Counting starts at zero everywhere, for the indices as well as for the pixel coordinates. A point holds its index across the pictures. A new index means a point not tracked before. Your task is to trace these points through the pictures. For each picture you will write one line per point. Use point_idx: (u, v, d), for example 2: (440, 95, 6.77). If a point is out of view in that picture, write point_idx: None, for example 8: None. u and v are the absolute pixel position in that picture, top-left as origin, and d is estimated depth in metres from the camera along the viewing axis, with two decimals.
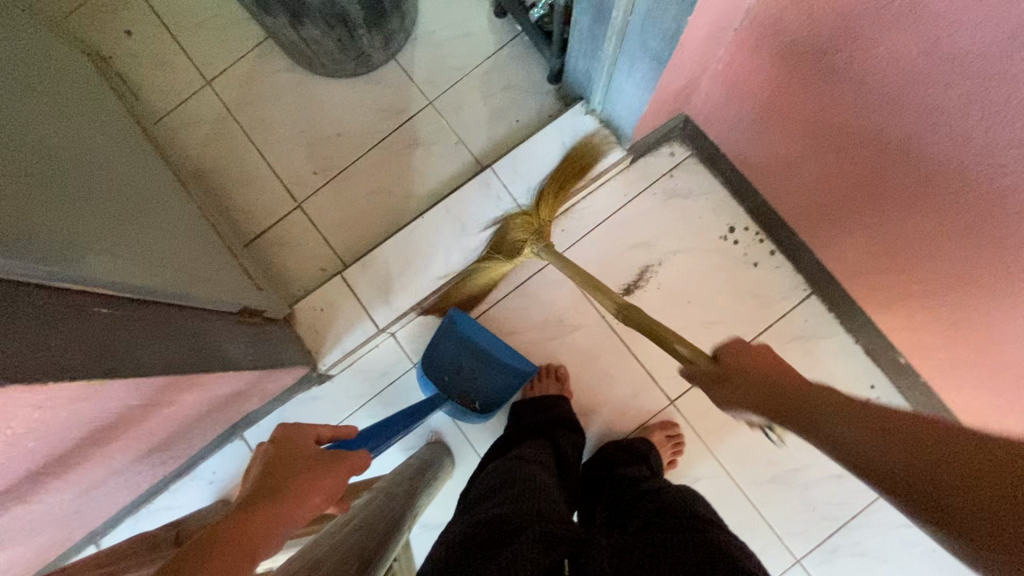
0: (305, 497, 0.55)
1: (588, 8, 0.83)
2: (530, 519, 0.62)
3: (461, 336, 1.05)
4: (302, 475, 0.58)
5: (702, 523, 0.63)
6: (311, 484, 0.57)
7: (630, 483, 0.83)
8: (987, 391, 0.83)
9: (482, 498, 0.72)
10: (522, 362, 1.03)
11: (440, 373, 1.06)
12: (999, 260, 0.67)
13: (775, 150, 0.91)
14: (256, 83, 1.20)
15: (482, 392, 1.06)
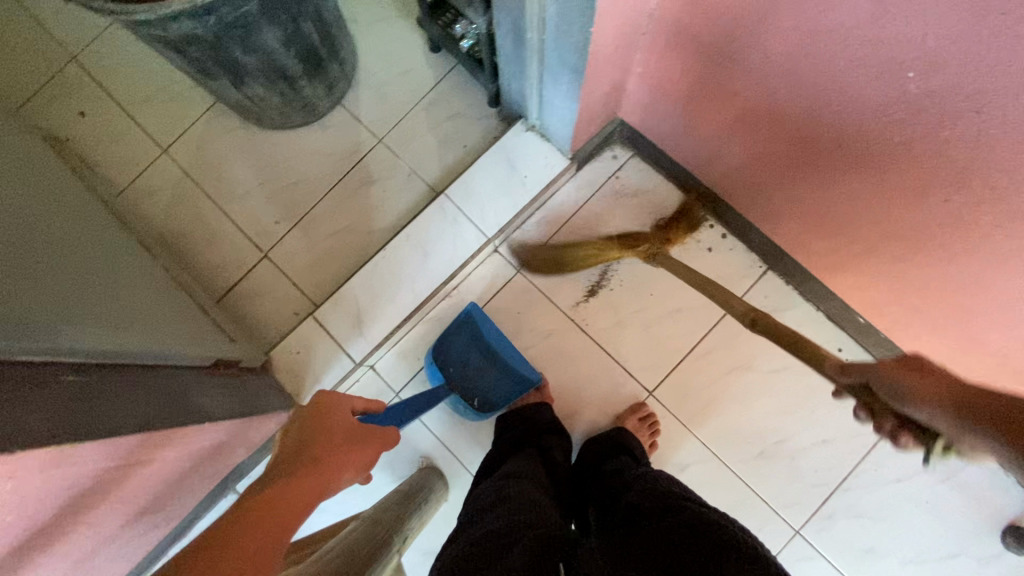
0: (332, 481, 0.61)
1: (508, 33, 0.88)
2: (523, 528, 0.64)
3: (478, 333, 1.09)
4: (335, 453, 0.64)
5: (693, 505, 0.65)
6: (339, 467, 0.63)
7: (617, 476, 0.85)
8: (946, 335, 0.86)
9: (476, 513, 0.73)
10: (529, 370, 1.07)
11: (447, 364, 1.09)
12: (921, 208, 0.71)
13: (706, 139, 0.95)
14: (210, 145, 1.24)
15: (484, 391, 1.10)
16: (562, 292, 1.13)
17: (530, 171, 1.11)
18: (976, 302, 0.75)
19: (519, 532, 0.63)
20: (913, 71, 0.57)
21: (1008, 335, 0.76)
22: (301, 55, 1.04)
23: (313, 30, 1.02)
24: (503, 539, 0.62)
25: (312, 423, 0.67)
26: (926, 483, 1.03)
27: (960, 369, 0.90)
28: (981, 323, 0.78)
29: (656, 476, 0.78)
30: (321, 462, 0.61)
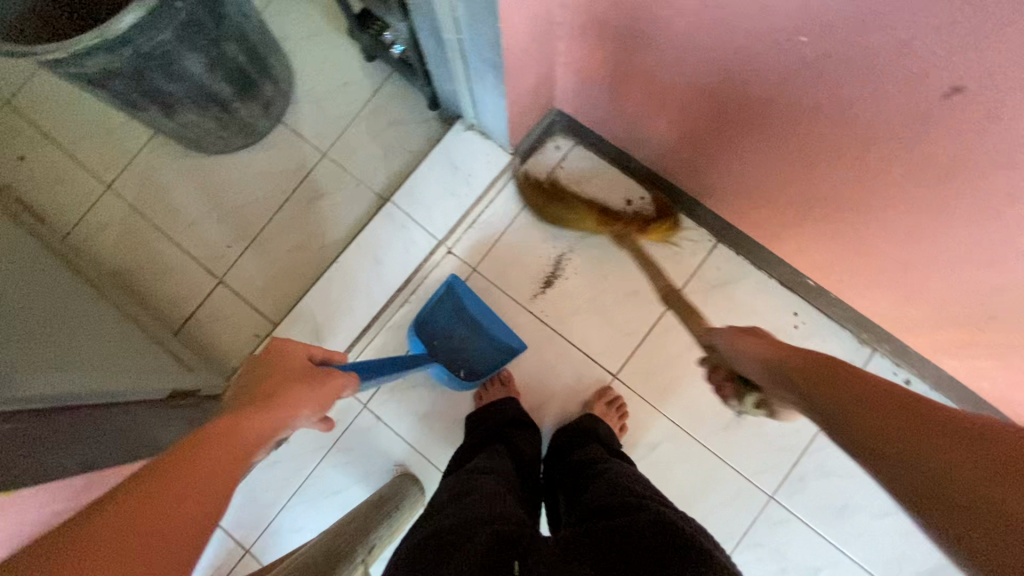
0: (294, 415, 0.57)
1: (428, 36, 0.88)
2: (482, 523, 0.64)
3: (461, 305, 1.11)
4: (295, 387, 0.59)
5: (656, 505, 0.66)
6: (300, 401, 0.59)
7: (583, 468, 0.85)
8: (889, 290, 0.87)
9: (442, 504, 0.74)
10: (512, 338, 1.10)
11: (432, 337, 1.11)
12: (841, 168, 0.71)
13: (638, 120, 0.96)
14: (154, 177, 1.23)
15: (470, 361, 1.12)
16: (519, 285, 1.13)
17: (474, 170, 1.11)
18: (907, 254, 0.77)
19: (478, 527, 0.63)
20: (804, 35, 0.57)
21: (939, 283, 0.77)
22: (229, 77, 1.03)
23: (237, 51, 1.01)
24: (461, 533, 0.62)
25: (263, 369, 0.63)
26: None
27: (907, 321, 0.91)
28: (916, 275, 0.79)
29: (620, 471, 0.79)
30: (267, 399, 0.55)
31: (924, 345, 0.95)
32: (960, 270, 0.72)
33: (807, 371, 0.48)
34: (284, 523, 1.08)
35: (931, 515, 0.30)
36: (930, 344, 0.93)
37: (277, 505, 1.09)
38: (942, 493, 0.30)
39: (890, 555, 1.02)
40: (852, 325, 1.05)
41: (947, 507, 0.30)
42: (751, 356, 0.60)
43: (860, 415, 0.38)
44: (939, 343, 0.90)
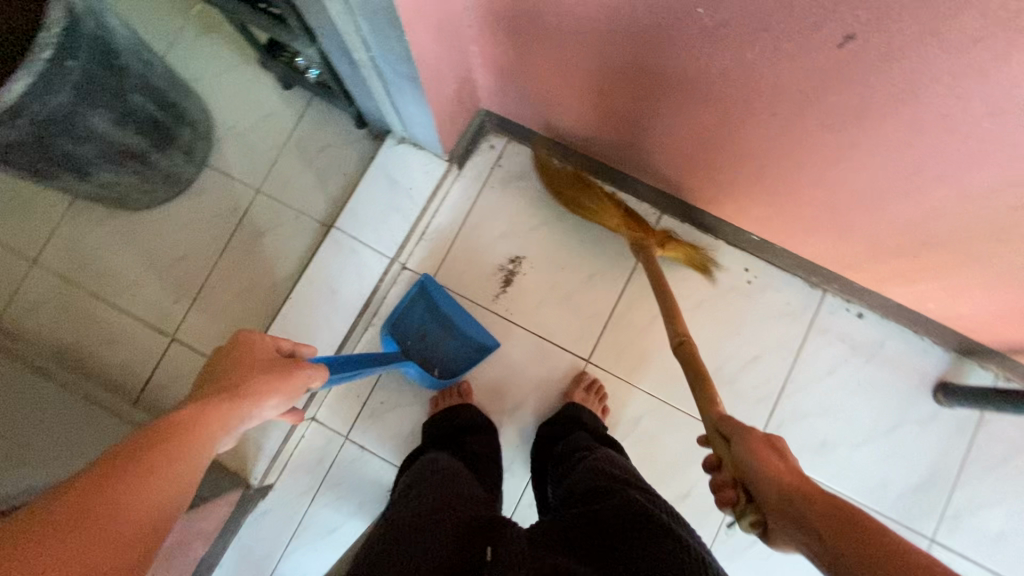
0: (254, 411, 0.52)
1: (340, 57, 0.87)
2: (457, 502, 0.71)
3: (434, 305, 1.10)
4: (258, 379, 0.54)
5: (625, 488, 0.69)
6: (260, 393, 0.53)
7: (569, 456, 0.88)
8: (828, 233, 0.90)
9: (412, 484, 0.81)
10: (487, 337, 1.10)
11: (405, 338, 1.09)
12: (760, 127, 0.74)
13: (564, 108, 0.96)
14: (83, 243, 1.18)
15: (444, 360, 1.10)
16: (479, 289, 1.13)
17: (413, 183, 1.10)
18: (837, 198, 0.79)
19: (456, 506, 0.70)
20: (700, 7, 0.59)
21: (870, 220, 0.81)
22: (142, 129, 0.99)
23: (146, 101, 0.97)
24: (440, 508, 0.69)
25: (222, 360, 0.56)
26: (856, 368, 1.08)
27: (849, 259, 0.95)
28: (848, 215, 0.82)
29: (598, 455, 0.82)
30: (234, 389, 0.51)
31: (869, 279, 0.99)
32: (885, 204, 0.75)
33: (822, 510, 0.41)
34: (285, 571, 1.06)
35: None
36: (874, 278, 0.97)
37: (275, 555, 1.06)
38: None
39: (874, 481, 1.05)
40: (801, 271, 1.09)
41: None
42: (768, 473, 0.47)
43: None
44: (881, 275, 0.95)
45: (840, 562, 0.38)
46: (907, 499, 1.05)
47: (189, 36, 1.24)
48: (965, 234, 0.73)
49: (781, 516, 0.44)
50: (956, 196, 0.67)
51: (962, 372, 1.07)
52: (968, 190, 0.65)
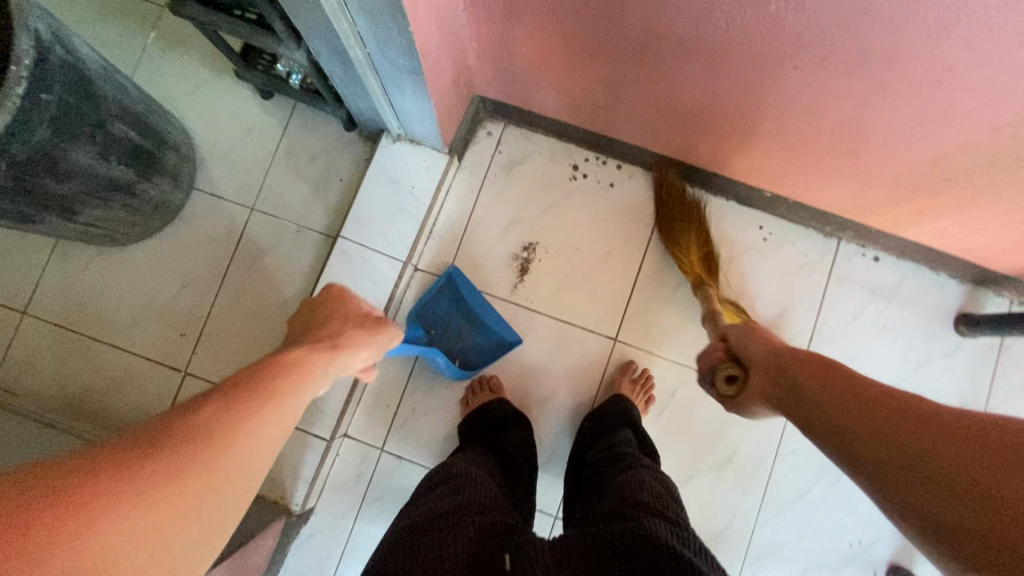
0: (350, 358, 0.59)
1: (332, 58, 0.83)
2: (470, 515, 0.68)
3: (460, 295, 1.08)
4: (354, 333, 0.60)
5: (648, 519, 0.66)
6: (359, 342, 0.60)
7: (609, 459, 0.86)
8: (845, 180, 0.90)
9: (434, 487, 0.79)
10: (510, 332, 1.07)
11: (429, 327, 1.07)
12: (779, 81, 0.72)
13: (565, 85, 0.94)
14: (74, 287, 1.11)
15: (467, 352, 1.08)
16: (496, 281, 1.11)
17: (416, 180, 1.06)
18: (857, 144, 0.79)
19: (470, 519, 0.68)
20: None
21: (890, 163, 0.80)
22: (126, 158, 0.93)
23: (126, 128, 0.91)
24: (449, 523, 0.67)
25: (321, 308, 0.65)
26: (878, 310, 1.09)
27: (866, 204, 0.95)
28: (868, 160, 0.82)
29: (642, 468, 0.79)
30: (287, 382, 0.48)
31: (885, 221, 0.99)
32: (908, 145, 0.75)
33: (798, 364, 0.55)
34: None
35: (934, 495, 0.37)
36: (891, 220, 0.97)
37: None
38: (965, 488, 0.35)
39: None
40: (814, 222, 1.09)
41: (960, 501, 0.35)
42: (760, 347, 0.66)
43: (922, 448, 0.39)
44: (899, 216, 0.95)
45: (809, 399, 0.50)
46: None
47: (154, 55, 1.17)
48: (989, 165, 0.73)
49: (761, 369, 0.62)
50: (985, 128, 0.67)
51: (980, 301, 1.09)
52: (998, 120, 0.65)
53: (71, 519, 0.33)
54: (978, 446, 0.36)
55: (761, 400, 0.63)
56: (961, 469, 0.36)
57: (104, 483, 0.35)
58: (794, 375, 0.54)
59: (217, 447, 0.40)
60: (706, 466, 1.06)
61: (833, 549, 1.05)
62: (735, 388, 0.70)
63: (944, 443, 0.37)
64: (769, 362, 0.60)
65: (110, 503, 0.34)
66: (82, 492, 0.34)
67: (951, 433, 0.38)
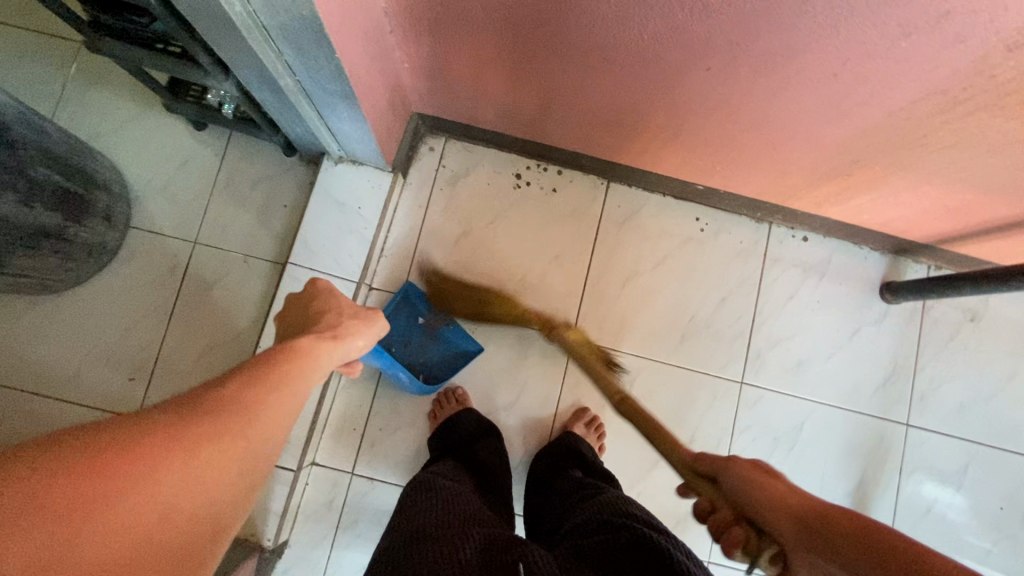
0: (350, 346, 0.64)
1: (263, 87, 0.83)
2: (472, 529, 0.71)
3: (417, 311, 1.09)
4: (352, 322, 0.66)
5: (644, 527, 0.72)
6: (352, 334, 0.64)
7: (583, 484, 0.90)
8: (767, 168, 0.95)
9: (422, 501, 0.79)
10: (470, 343, 1.09)
11: (389, 345, 1.08)
12: (697, 82, 0.77)
13: (498, 98, 0.96)
14: (7, 340, 1.06)
15: (428, 364, 1.10)
16: None
17: (361, 200, 1.06)
18: (773, 135, 0.85)
19: (465, 535, 0.69)
20: None
21: (804, 150, 0.87)
22: (52, 203, 0.90)
23: (49, 171, 0.88)
24: (444, 539, 0.67)
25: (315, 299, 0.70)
26: (812, 288, 1.17)
27: (789, 189, 1.01)
28: (784, 149, 0.88)
29: (618, 493, 0.85)
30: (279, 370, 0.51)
31: (809, 204, 1.06)
32: (818, 133, 0.81)
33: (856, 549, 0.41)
34: None
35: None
36: (814, 202, 1.04)
37: None
38: None
39: (848, 386, 1.15)
40: (746, 210, 1.15)
41: None
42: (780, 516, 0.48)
43: None
44: (820, 198, 1.02)
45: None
46: (880, 393, 1.15)
47: (75, 92, 1.13)
48: (890, 145, 0.80)
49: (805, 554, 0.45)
50: (880, 113, 0.73)
51: (902, 270, 1.17)
52: (892, 105, 0.71)
53: (132, 464, 0.35)
54: None
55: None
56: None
57: (155, 438, 0.38)
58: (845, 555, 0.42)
59: (239, 416, 0.44)
60: None
61: None
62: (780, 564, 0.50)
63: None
64: (812, 543, 0.45)
65: (163, 454, 0.37)
66: (134, 448, 0.36)
67: None
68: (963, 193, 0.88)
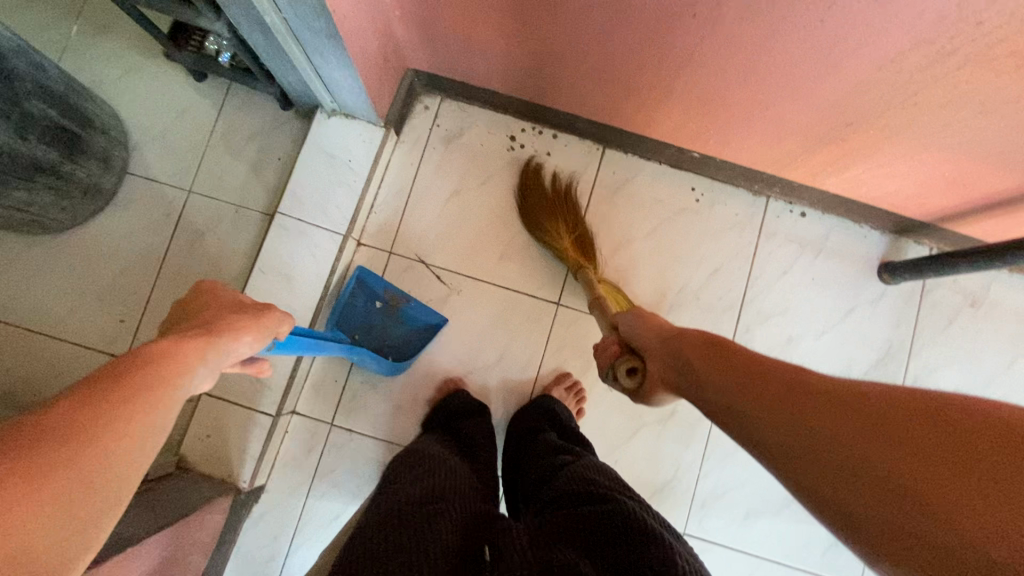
0: (236, 338, 0.54)
1: (251, 27, 0.83)
2: (454, 506, 0.65)
3: (373, 291, 1.09)
4: (231, 318, 0.57)
5: (620, 497, 0.67)
6: (234, 329, 0.55)
7: (550, 450, 0.87)
8: (762, 132, 0.93)
9: (399, 478, 0.73)
10: (431, 316, 1.09)
11: (351, 331, 1.09)
12: (685, 33, 0.75)
13: (491, 51, 0.95)
14: (6, 275, 1.09)
15: (393, 345, 1.10)
16: (438, 251, 1.12)
17: (352, 154, 1.07)
18: (765, 94, 0.83)
19: (444, 512, 0.63)
20: None
21: (798, 111, 0.84)
22: (48, 138, 0.92)
23: (46, 106, 0.90)
24: (424, 519, 0.61)
25: (198, 300, 0.63)
26: (807, 264, 1.14)
27: (785, 156, 0.99)
28: (776, 109, 0.85)
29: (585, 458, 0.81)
30: (166, 367, 0.43)
31: (805, 174, 1.03)
32: (811, 91, 0.79)
33: (693, 350, 0.58)
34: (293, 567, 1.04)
35: (861, 494, 0.37)
36: (810, 172, 1.02)
37: (282, 553, 1.04)
38: (860, 473, 0.38)
39: (839, 365, 1.12)
40: (743, 181, 1.13)
41: (852, 484, 0.38)
42: (647, 334, 0.70)
43: (816, 418, 0.42)
44: (817, 168, 0.99)
45: (700, 381, 0.55)
46: (872, 373, 1.12)
47: (81, 39, 1.15)
48: (885, 106, 0.77)
49: (659, 360, 0.64)
50: (873, 67, 0.71)
51: (902, 250, 1.14)
52: (883, 57, 0.69)
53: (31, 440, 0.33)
54: (874, 424, 0.39)
55: (661, 387, 0.66)
56: (892, 471, 0.36)
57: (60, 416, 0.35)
58: (688, 357, 0.58)
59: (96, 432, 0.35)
60: (649, 422, 1.09)
61: (774, 492, 1.09)
62: (637, 378, 0.70)
63: (877, 454, 0.37)
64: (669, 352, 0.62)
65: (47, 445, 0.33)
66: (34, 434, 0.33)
67: (849, 404, 0.41)
68: (961, 162, 0.85)
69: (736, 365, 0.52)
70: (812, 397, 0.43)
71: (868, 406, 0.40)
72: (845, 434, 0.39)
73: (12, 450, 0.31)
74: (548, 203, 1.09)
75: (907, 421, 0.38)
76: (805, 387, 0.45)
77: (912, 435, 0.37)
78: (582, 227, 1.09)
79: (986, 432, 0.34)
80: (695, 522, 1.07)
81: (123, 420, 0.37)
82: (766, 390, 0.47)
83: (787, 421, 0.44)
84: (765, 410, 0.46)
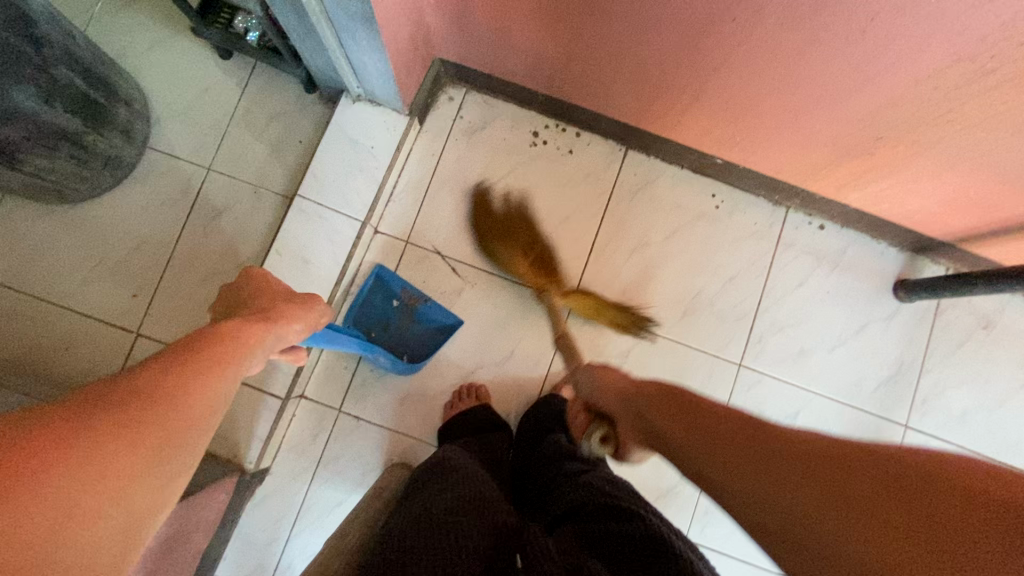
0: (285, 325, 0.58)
1: (285, 7, 0.83)
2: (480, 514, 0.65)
3: (392, 288, 1.09)
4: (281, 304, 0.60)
5: (644, 511, 0.66)
6: (288, 317, 0.59)
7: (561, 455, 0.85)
8: (789, 142, 0.93)
9: (425, 486, 0.76)
10: (447, 317, 1.09)
11: (368, 328, 1.09)
12: (723, 37, 0.75)
13: (521, 46, 0.95)
14: (21, 242, 1.08)
15: (407, 344, 1.10)
16: (454, 244, 1.12)
17: (375, 141, 1.06)
18: (797, 103, 0.82)
19: (470, 521, 0.64)
20: None
21: (827, 123, 0.84)
22: (72, 106, 0.91)
23: (72, 73, 0.89)
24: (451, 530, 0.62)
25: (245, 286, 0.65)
26: (823, 277, 1.14)
27: (809, 168, 0.99)
28: (807, 120, 0.85)
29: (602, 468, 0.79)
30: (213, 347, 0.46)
31: (827, 186, 1.03)
32: (844, 102, 0.78)
33: (658, 411, 0.60)
34: (293, 551, 1.04)
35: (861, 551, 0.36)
36: (833, 185, 1.02)
37: (283, 537, 1.04)
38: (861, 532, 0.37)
39: (850, 379, 1.12)
40: (764, 191, 1.13)
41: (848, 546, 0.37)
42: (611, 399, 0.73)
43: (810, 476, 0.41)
44: (840, 181, 0.99)
45: (676, 439, 0.55)
46: (882, 390, 1.12)
47: (108, 10, 1.15)
48: (918, 122, 0.77)
49: (630, 427, 0.66)
50: (910, 82, 0.70)
51: (919, 268, 1.14)
52: (920, 72, 0.68)
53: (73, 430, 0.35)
54: (874, 485, 0.38)
55: (638, 447, 0.67)
56: (886, 530, 0.36)
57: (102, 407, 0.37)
58: (654, 419, 0.59)
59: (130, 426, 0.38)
60: None
61: None
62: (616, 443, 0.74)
63: (880, 517, 0.37)
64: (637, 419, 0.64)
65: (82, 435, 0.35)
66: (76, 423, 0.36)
67: (846, 464, 0.41)
68: (987, 183, 0.85)
69: (715, 425, 0.52)
70: (811, 457, 0.43)
71: (863, 464, 0.40)
72: (846, 493, 0.39)
73: (51, 435, 0.34)
74: (501, 227, 1.09)
75: (910, 481, 0.38)
76: (800, 445, 0.45)
77: (913, 497, 0.37)
78: (537, 247, 1.07)
79: (992, 495, 0.35)
80: (698, 528, 1.07)
81: (158, 414, 0.40)
82: (749, 447, 0.47)
83: (772, 480, 0.43)
84: (754, 465, 0.45)
